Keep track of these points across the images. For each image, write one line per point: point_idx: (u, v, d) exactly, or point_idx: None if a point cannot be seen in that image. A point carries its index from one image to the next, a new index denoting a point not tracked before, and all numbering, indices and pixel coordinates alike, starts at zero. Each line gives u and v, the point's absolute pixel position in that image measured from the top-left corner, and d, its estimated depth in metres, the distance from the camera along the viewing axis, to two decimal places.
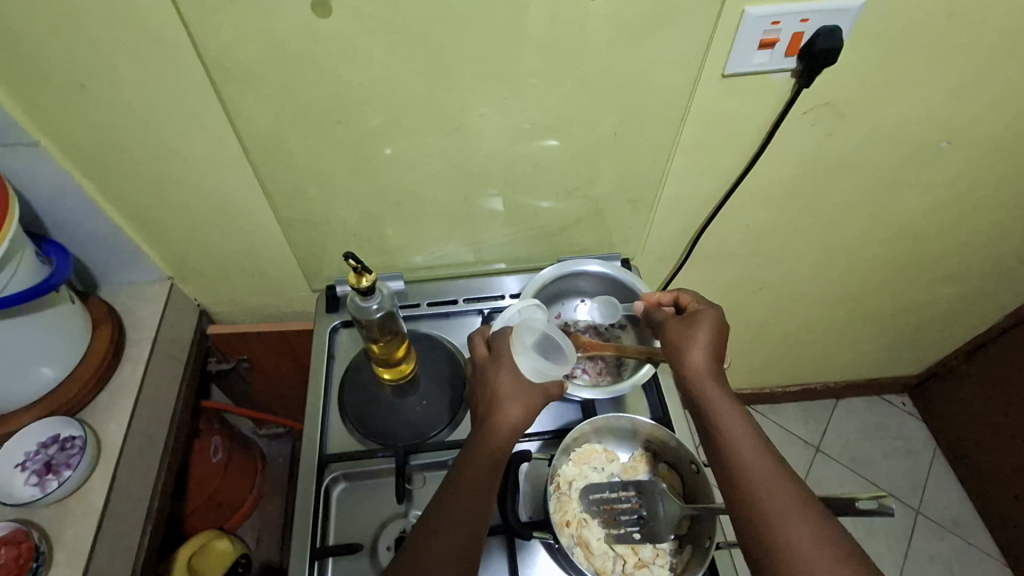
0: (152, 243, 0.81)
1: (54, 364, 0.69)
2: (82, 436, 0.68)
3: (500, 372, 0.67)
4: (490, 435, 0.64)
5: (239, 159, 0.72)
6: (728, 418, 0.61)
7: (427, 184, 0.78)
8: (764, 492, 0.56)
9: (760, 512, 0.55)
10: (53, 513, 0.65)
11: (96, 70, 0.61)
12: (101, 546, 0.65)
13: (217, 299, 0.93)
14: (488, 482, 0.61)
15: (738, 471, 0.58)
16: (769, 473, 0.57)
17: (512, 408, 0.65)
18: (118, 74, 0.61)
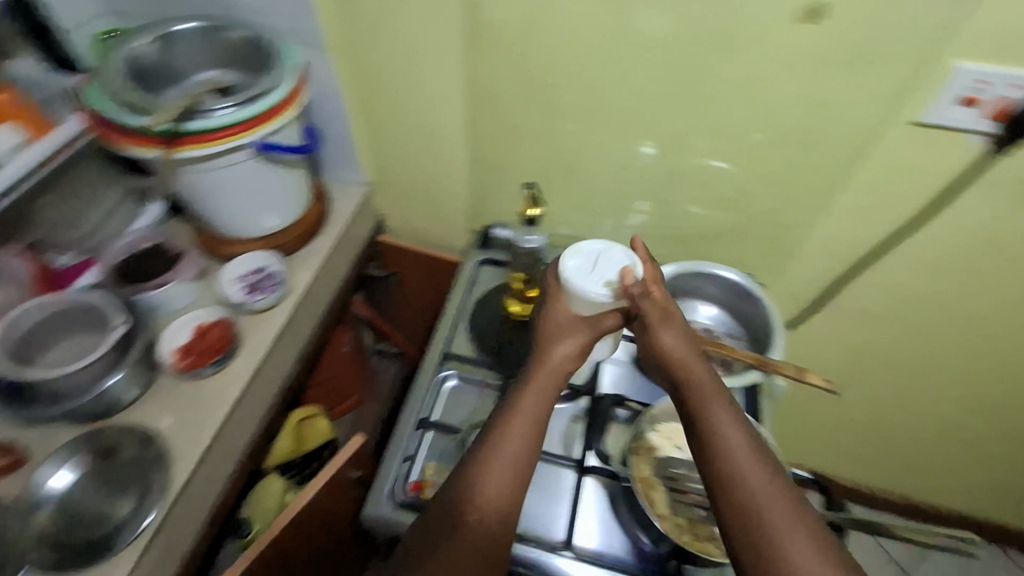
0: (372, 154, 1.02)
1: (276, 216, 0.90)
2: (280, 273, 0.89)
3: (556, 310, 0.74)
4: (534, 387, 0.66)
5: (459, 104, 0.89)
6: (721, 411, 0.61)
7: (598, 160, 0.89)
8: (756, 496, 0.55)
9: (746, 501, 0.55)
10: (249, 320, 0.85)
11: (386, 9, 0.79)
12: (271, 357, 0.84)
13: (395, 213, 1.12)
14: (528, 433, 0.62)
15: (726, 471, 0.57)
16: (768, 479, 0.56)
17: (563, 354, 0.68)
18: (400, 15, 0.79)
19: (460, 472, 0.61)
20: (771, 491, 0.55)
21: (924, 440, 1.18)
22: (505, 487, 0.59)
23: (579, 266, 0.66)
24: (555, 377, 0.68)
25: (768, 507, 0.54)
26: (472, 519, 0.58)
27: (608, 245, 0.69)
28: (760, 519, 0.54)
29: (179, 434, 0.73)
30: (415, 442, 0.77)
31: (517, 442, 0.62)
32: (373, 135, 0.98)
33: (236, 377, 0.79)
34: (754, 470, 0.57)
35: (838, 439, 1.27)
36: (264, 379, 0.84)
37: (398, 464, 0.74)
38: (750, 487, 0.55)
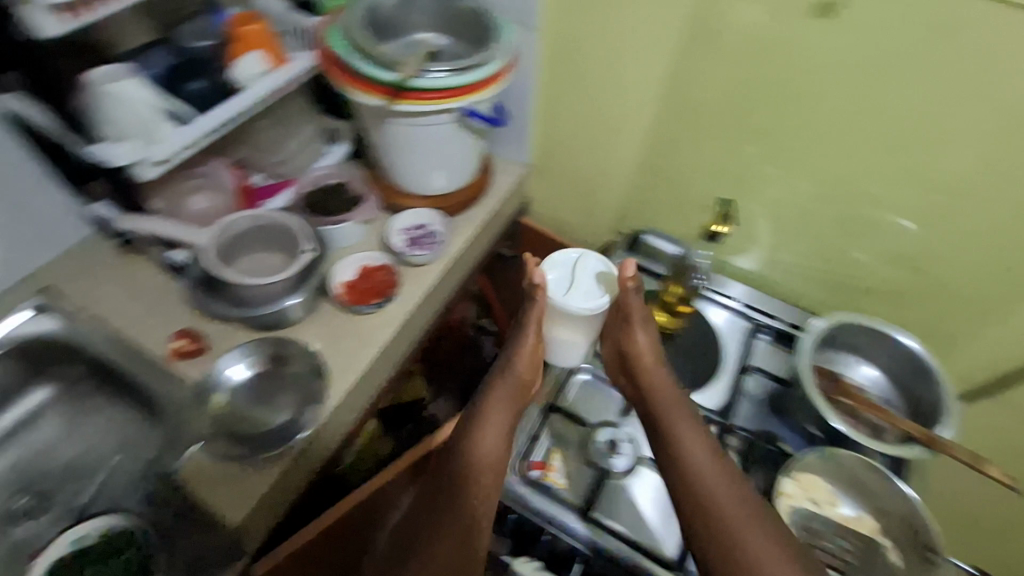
0: (541, 142, 1.02)
1: (446, 176, 0.91)
2: (437, 233, 0.92)
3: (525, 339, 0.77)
4: (509, 379, 0.75)
5: (652, 109, 0.87)
6: (683, 417, 0.71)
7: (784, 186, 0.85)
8: (713, 495, 0.64)
9: (710, 496, 0.64)
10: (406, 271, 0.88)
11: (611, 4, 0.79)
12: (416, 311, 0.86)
13: (543, 199, 1.12)
14: (502, 440, 0.70)
15: (687, 473, 0.66)
16: (725, 476, 0.65)
17: (528, 365, 0.77)
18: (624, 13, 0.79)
19: (461, 444, 0.70)
20: (728, 493, 0.64)
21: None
22: (496, 453, 0.69)
23: (558, 281, 0.79)
24: (517, 395, 0.75)
25: (726, 505, 0.63)
26: (473, 486, 0.67)
27: (580, 255, 0.81)
28: (717, 513, 0.63)
29: (337, 359, 0.78)
30: (540, 423, 0.79)
31: (501, 420, 0.72)
32: (548, 125, 0.99)
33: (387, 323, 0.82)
34: (712, 475, 0.65)
35: None
36: (408, 332, 0.87)
37: (523, 441, 0.77)
38: (714, 489, 0.64)
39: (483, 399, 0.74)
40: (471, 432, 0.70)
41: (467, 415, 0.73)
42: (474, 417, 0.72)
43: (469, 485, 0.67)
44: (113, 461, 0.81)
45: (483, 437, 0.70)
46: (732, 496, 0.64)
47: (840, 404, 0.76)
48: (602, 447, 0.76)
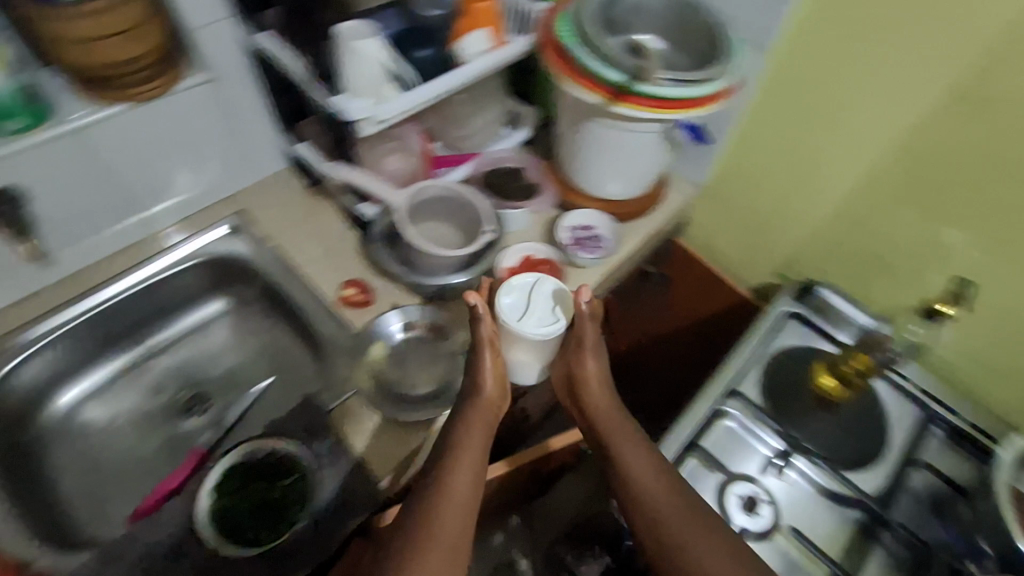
0: (725, 172, 0.96)
1: (625, 184, 0.88)
2: (603, 238, 0.90)
3: (484, 354, 0.72)
4: (478, 408, 0.69)
5: (873, 169, 0.79)
6: (622, 442, 0.72)
7: (1012, 280, 0.75)
8: (656, 506, 0.66)
9: (657, 518, 0.65)
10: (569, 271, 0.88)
11: (871, 51, 0.70)
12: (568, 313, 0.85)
13: (705, 223, 1.07)
14: (474, 475, 0.66)
15: (630, 486, 0.69)
16: (667, 488, 0.67)
17: (488, 387, 0.71)
18: (883, 63, 0.70)
19: (435, 475, 0.65)
20: (666, 497, 0.66)
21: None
22: (471, 488, 0.65)
23: (512, 305, 0.75)
24: (486, 420, 0.70)
25: (668, 512, 0.65)
26: (451, 497, 0.63)
27: (537, 278, 0.77)
28: (665, 522, 0.65)
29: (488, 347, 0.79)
30: (676, 460, 0.76)
31: (474, 449, 0.67)
32: (740, 157, 0.93)
33: None
34: (648, 479, 0.68)
35: None
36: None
37: None
38: (662, 513, 0.65)
39: (455, 440, 0.67)
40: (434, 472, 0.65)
41: (447, 447, 0.67)
42: (442, 449, 0.67)
43: (444, 502, 0.63)
44: (264, 383, 0.87)
45: (451, 469, 0.65)
46: (672, 499, 0.66)
47: None
48: (740, 503, 0.73)
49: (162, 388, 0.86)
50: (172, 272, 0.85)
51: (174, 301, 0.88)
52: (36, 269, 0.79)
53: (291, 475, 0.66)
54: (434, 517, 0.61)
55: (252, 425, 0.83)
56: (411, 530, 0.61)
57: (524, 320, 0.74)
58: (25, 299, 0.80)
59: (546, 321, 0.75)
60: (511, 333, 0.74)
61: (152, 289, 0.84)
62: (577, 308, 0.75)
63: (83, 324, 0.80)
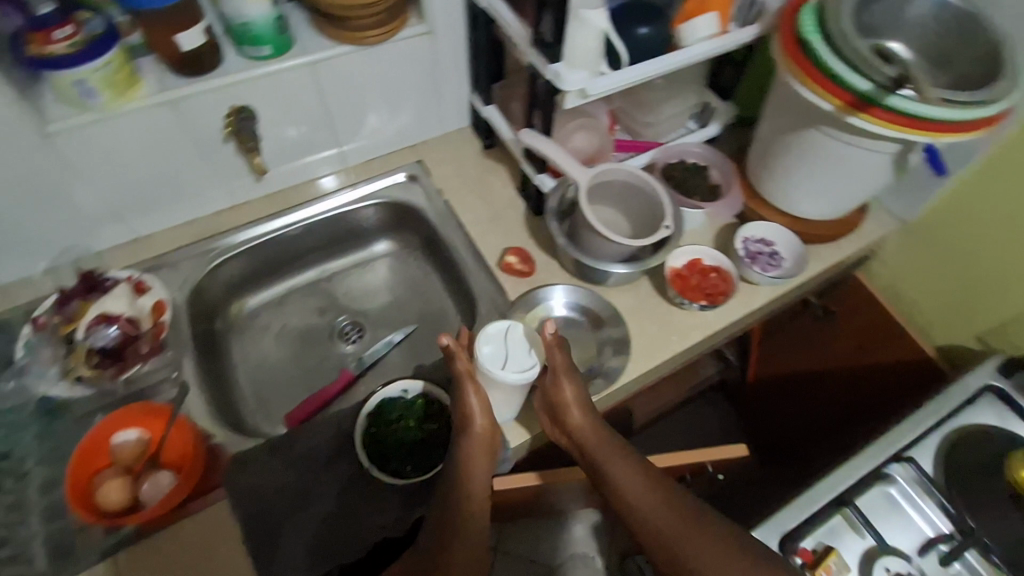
0: (943, 212, 0.84)
1: (823, 205, 0.80)
2: (777, 256, 0.84)
3: (472, 398, 0.66)
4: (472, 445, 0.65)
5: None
6: (610, 461, 0.69)
7: None
8: (651, 520, 0.65)
9: (660, 539, 0.63)
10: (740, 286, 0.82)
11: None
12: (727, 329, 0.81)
13: (896, 263, 0.95)
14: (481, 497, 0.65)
15: (624, 502, 0.67)
16: (663, 501, 0.65)
17: (477, 423, 0.66)
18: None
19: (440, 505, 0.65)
20: (661, 514, 0.65)
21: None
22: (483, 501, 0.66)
23: (492, 354, 0.66)
24: (483, 450, 0.66)
25: (665, 528, 0.64)
26: (460, 523, 0.64)
27: (509, 324, 0.69)
28: (662, 539, 0.63)
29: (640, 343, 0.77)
30: (822, 511, 0.68)
31: (478, 483, 0.65)
32: (969, 198, 0.80)
33: (695, 329, 0.79)
34: (642, 493, 0.66)
35: None
36: (704, 344, 0.81)
37: (796, 521, 0.67)
38: (662, 532, 0.64)
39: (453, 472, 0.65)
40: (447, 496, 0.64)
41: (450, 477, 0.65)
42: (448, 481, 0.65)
43: (453, 530, 0.64)
44: (412, 325, 0.92)
45: (456, 501, 0.64)
46: (669, 516, 0.64)
47: None
48: None
49: (326, 309, 0.93)
50: (355, 207, 0.92)
51: (350, 234, 0.95)
52: (251, 183, 0.88)
53: (437, 423, 0.72)
54: (450, 541, 0.64)
55: (397, 361, 0.88)
56: (436, 546, 0.64)
57: (501, 369, 0.65)
58: (234, 207, 0.90)
59: (524, 369, 0.65)
60: (487, 381, 0.67)
61: (336, 219, 0.91)
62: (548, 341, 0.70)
63: (279, 238, 0.89)
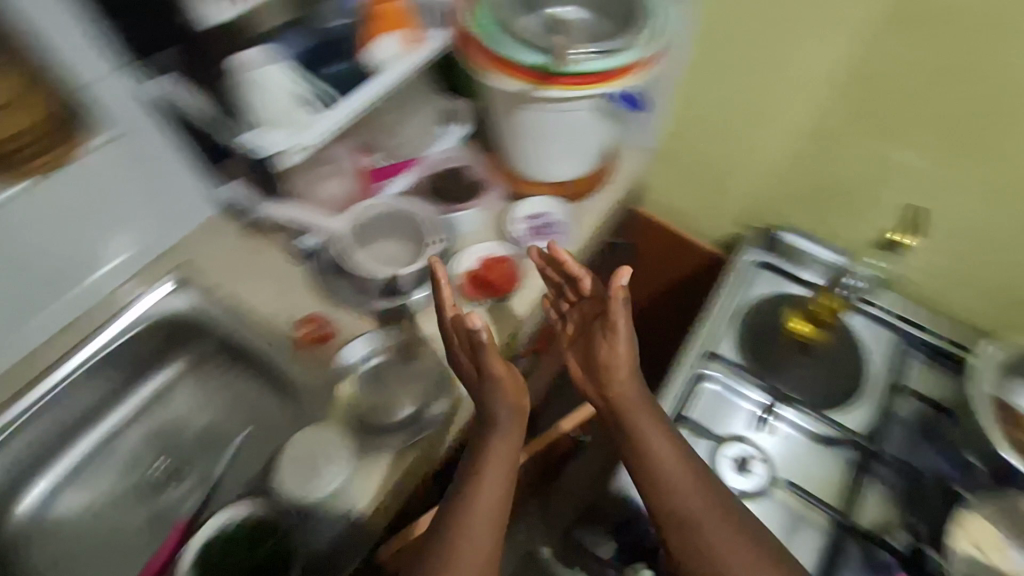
0: (673, 131, 0.95)
1: (577, 164, 0.87)
2: (559, 222, 0.87)
3: (496, 398, 0.65)
4: (506, 411, 0.65)
5: (820, 100, 0.78)
6: (652, 436, 0.65)
7: (956, 190, 0.78)
8: (677, 488, 0.63)
9: (683, 519, 0.62)
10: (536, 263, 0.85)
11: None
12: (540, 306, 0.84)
13: (661, 190, 1.06)
14: (502, 481, 0.63)
15: (655, 467, 0.64)
16: (693, 483, 0.63)
17: (503, 406, 0.65)
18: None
19: (472, 473, 0.63)
20: (690, 497, 0.63)
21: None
22: (500, 493, 0.63)
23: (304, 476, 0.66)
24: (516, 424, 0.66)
25: (690, 496, 0.63)
26: (488, 491, 0.62)
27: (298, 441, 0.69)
28: (683, 507, 0.62)
29: None
30: None
31: (503, 457, 0.64)
32: (684, 115, 0.92)
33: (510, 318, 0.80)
34: (677, 474, 0.64)
35: None
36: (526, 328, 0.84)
37: None
38: (686, 513, 0.62)
39: (489, 431, 0.65)
40: (472, 478, 0.63)
41: (488, 447, 0.65)
42: (472, 457, 0.65)
43: (475, 512, 0.61)
44: (242, 436, 0.84)
45: (485, 470, 0.63)
46: (698, 489, 0.63)
47: None
48: (731, 464, 0.72)
49: (139, 461, 0.83)
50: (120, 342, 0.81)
51: (126, 372, 0.84)
52: None
53: (269, 539, 0.65)
54: (465, 519, 0.60)
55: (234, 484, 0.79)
56: (441, 538, 0.60)
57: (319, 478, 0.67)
58: None
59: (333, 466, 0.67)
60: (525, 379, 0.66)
61: (101, 363, 0.80)
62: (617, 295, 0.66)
63: (40, 411, 0.76)
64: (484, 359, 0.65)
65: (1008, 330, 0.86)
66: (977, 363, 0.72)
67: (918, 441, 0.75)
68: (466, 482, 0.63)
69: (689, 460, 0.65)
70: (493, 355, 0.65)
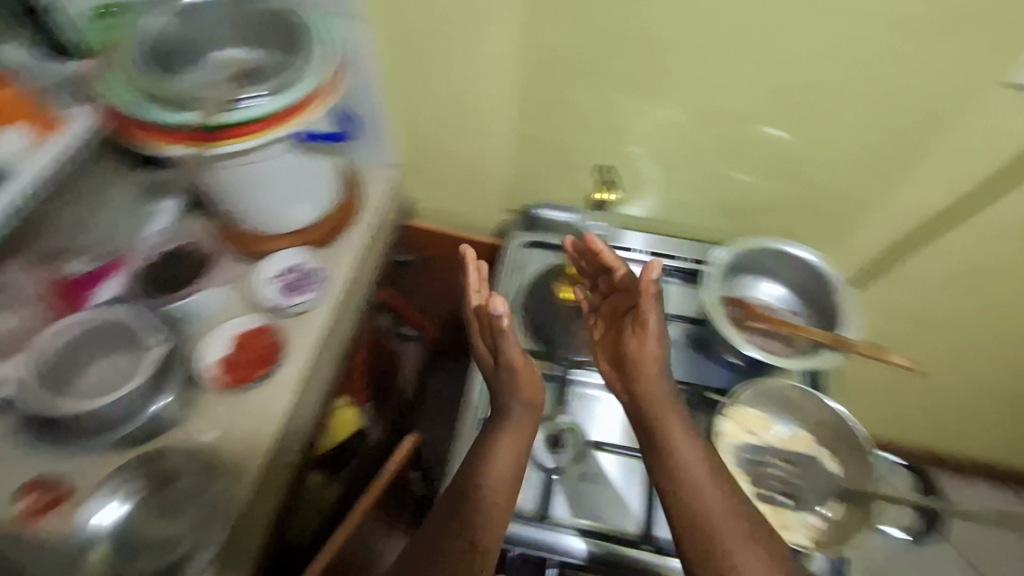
0: (403, 138, 0.92)
1: (308, 207, 0.82)
2: (315, 271, 0.81)
3: (509, 386, 0.70)
4: (520, 405, 0.69)
5: (509, 80, 0.79)
6: (682, 441, 0.64)
7: (660, 132, 0.82)
8: (694, 479, 0.62)
9: (708, 526, 0.59)
10: (292, 321, 0.78)
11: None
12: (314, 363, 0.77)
13: (424, 197, 1.03)
14: (508, 475, 0.65)
15: (676, 458, 0.63)
16: (718, 494, 0.61)
17: (514, 396, 0.69)
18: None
19: (491, 445, 0.66)
20: (716, 507, 0.60)
21: (974, 397, 1.16)
22: (507, 484, 0.64)
23: None
24: (528, 418, 0.69)
25: (706, 490, 0.61)
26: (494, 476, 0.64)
27: None
28: (697, 501, 0.61)
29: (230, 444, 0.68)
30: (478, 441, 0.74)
31: (516, 445, 0.67)
32: (407, 123, 0.89)
33: (281, 388, 0.72)
34: (708, 485, 0.62)
35: (875, 403, 1.26)
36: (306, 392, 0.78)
37: (464, 465, 0.73)
38: (709, 521, 0.60)
39: (505, 412, 0.69)
40: (477, 465, 0.65)
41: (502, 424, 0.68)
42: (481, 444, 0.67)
43: (478, 519, 0.62)
44: None
45: (508, 443, 0.67)
46: (716, 485, 0.62)
47: (757, 333, 0.79)
48: (543, 445, 0.75)
49: None
50: None
51: None
52: None
53: None
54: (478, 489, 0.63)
55: None
56: (454, 508, 0.63)
57: None
58: None
59: None
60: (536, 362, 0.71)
61: None
62: (471, 277, 0.73)
63: None
64: (502, 344, 0.68)
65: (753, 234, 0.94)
66: (709, 271, 0.81)
67: (695, 356, 0.82)
68: (478, 471, 0.64)
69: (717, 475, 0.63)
70: (511, 338, 0.68)
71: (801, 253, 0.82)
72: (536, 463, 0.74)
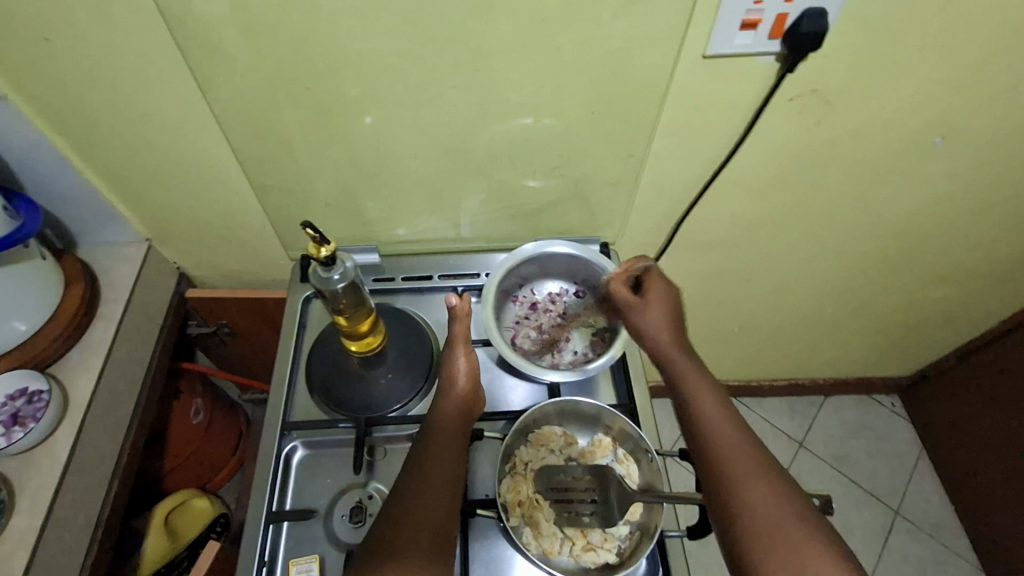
0: (132, 206, 0.81)
1: (26, 320, 0.73)
2: (49, 391, 0.73)
3: (459, 377, 0.69)
4: (451, 402, 0.68)
5: (209, 122, 0.69)
6: (707, 410, 0.62)
7: (403, 158, 0.73)
8: (727, 456, 0.58)
9: (737, 495, 0.56)
10: (20, 463, 0.72)
11: (56, 16, 0.57)
12: (62, 498, 0.72)
13: (196, 263, 0.93)
14: (454, 469, 0.63)
15: (709, 442, 0.60)
16: (751, 460, 0.58)
17: (454, 396, 0.68)
18: (80, 19, 0.58)
19: (429, 437, 0.65)
20: (754, 477, 0.57)
21: (809, 323, 1.22)
22: (451, 479, 0.62)
23: None
24: (462, 415, 0.68)
25: (736, 460, 0.58)
26: (433, 478, 0.61)
27: None
28: (731, 477, 0.57)
29: None
30: (269, 540, 0.67)
31: (457, 435, 0.66)
32: (130, 194, 0.79)
33: (22, 538, 0.68)
34: (738, 454, 0.59)
35: (730, 347, 1.31)
36: (64, 523, 0.72)
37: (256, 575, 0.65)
38: (744, 492, 0.56)
39: (440, 411, 0.67)
40: (423, 461, 0.63)
41: (434, 427, 0.66)
42: (422, 446, 0.65)
43: (426, 515, 0.58)
44: None
45: (441, 443, 0.65)
46: (754, 458, 0.58)
47: (544, 344, 0.82)
48: (345, 520, 0.68)
49: None
50: None
51: None
52: None
53: None
54: (417, 494, 0.60)
55: None
56: (397, 512, 0.59)
57: None
58: None
59: None
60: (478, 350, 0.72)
61: None
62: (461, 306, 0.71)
63: None
64: (450, 358, 0.71)
65: (549, 235, 0.88)
66: (483, 295, 0.78)
67: (499, 373, 0.77)
68: (422, 466, 0.62)
69: (754, 446, 0.60)
70: (458, 322, 0.71)
71: (569, 250, 0.80)
72: (339, 543, 0.67)
